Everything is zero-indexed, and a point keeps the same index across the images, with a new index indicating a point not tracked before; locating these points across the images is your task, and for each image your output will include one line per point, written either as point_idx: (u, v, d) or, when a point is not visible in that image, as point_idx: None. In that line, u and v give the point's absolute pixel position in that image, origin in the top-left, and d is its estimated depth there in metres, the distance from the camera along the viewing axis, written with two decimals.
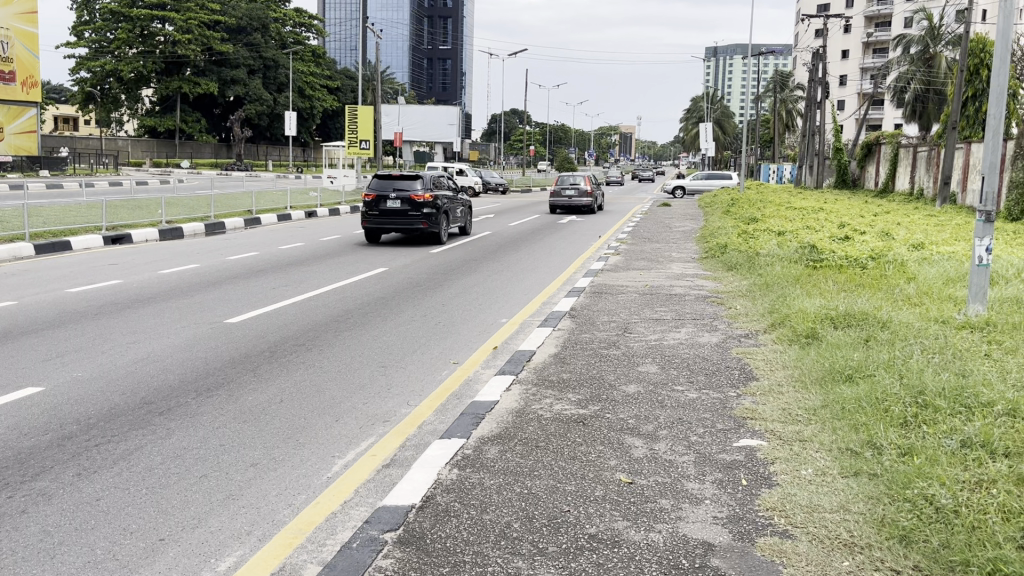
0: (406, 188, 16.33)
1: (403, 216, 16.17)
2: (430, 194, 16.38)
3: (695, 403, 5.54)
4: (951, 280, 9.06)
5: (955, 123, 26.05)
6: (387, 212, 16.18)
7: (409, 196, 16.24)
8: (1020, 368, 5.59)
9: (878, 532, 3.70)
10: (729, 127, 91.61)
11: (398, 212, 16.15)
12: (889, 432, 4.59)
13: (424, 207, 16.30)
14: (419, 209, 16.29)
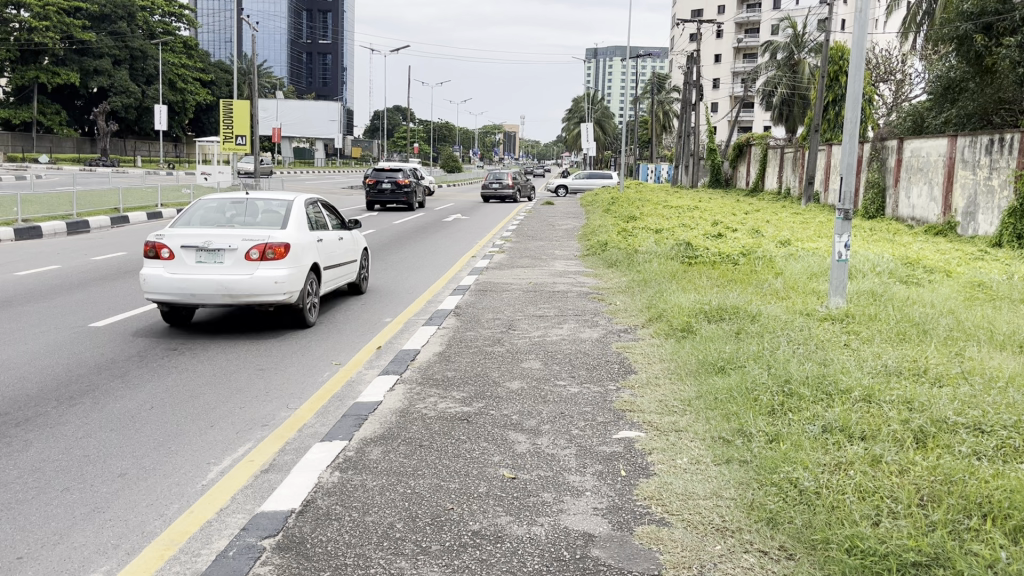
0: (393, 176, 26.44)
1: (393, 193, 26.27)
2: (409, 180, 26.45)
3: (577, 397, 5.64)
4: (815, 275, 9.59)
5: (818, 126, 27.55)
6: (382, 191, 26.24)
7: (396, 181, 26.30)
8: (875, 357, 5.98)
9: (748, 515, 3.88)
10: (608, 127, 93.69)
11: (389, 191, 26.16)
12: (758, 420, 4.81)
13: (405, 189, 26.33)
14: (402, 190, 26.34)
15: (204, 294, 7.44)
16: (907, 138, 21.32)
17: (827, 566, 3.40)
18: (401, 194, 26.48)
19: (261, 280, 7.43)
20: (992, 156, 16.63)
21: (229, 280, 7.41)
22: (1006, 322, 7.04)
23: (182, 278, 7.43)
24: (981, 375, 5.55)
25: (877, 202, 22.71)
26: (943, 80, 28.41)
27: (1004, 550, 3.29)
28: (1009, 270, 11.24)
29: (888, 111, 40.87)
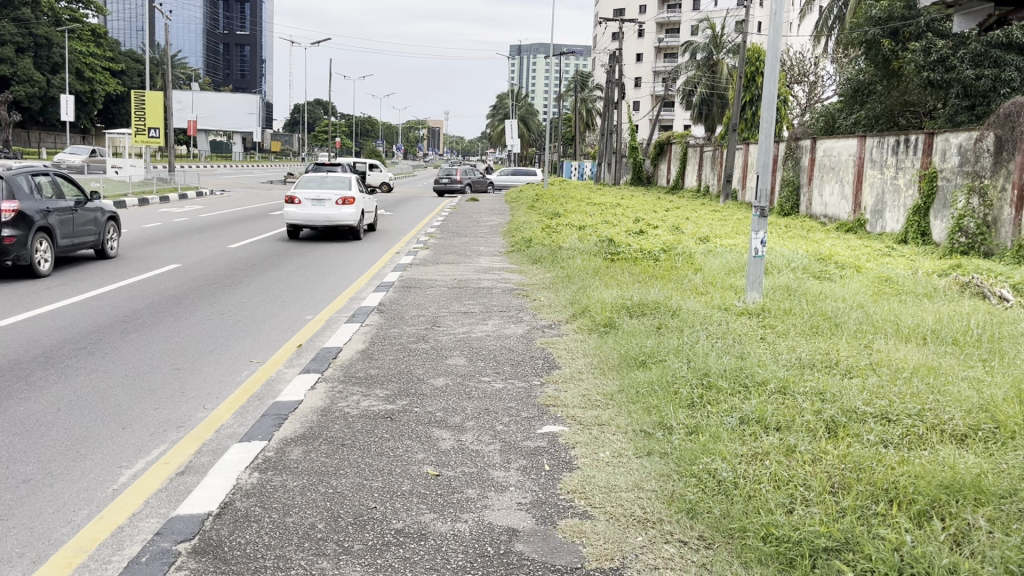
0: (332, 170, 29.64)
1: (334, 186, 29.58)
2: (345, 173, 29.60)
3: (501, 393, 5.65)
4: (732, 271, 9.84)
5: (734, 126, 28.22)
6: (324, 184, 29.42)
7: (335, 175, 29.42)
8: (789, 350, 6.17)
9: (668, 506, 3.96)
10: (532, 124, 94.23)
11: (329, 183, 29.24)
12: (678, 413, 4.91)
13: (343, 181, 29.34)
14: None
15: (318, 220, 15.53)
16: (820, 138, 22.06)
17: (743, 554, 3.51)
18: None
19: (343, 214, 15.56)
20: (899, 156, 17.32)
21: (329, 214, 15.52)
22: (910, 315, 7.36)
23: (307, 213, 15.51)
24: (888, 367, 5.78)
25: (792, 200, 23.45)
26: (852, 83, 29.30)
27: (908, 534, 3.47)
28: (914, 265, 11.72)
29: (801, 112, 42.17)
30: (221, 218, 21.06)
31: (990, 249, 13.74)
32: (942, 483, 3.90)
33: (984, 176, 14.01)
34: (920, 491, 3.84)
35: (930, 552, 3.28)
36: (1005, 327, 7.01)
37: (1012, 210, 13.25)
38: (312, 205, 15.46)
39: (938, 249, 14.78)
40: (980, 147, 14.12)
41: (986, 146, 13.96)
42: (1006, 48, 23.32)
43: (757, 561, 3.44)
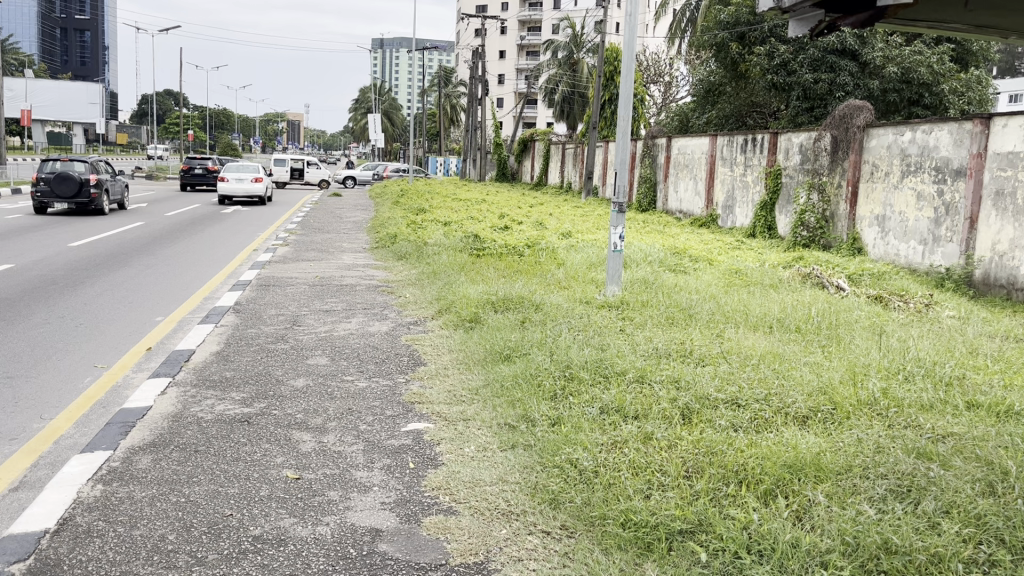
0: (204, 163, 33.20)
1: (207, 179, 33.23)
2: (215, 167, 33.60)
3: (365, 392, 5.55)
4: (593, 265, 10.07)
5: (595, 124, 28.87)
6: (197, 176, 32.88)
7: (207, 168, 33.18)
8: (646, 340, 6.38)
9: (531, 498, 4.01)
10: (397, 119, 93.25)
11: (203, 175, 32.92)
12: (541, 405, 4.99)
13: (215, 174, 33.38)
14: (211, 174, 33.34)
15: (241, 192, 25.30)
16: (674, 136, 22.93)
17: (604, 541, 3.61)
18: (211, 177, 33.32)
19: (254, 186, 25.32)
20: (747, 154, 18.25)
21: (248, 187, 25.18)
22: (758, 305, 7.77)
23: (233, 188, 25.28)
24: (738, 354, 6.07)
25: (650, 196, 24.31)
26: (704, 84, 30.05)
27: (756, 513, 3.68)
28: (761, 258, 12.37)
29: (658, 112, 43.63)
30: (61, 214, 19.69)
31: (829, 242, 14.75)
32: (786, 462, 4.15)
33: (822, 173, 14.93)
34: (766, 471, 4.07)
35: (774, 529, 3.51)
36: (841, 314, 7.52)
37: (848, 206, 14.23)
38: (237, 181, 25.16)
39: (783, 243, 15.68)
40: (819, 146, 15.00)
41: (824, 146, 14.86)
42: (840, 55, 24.97)
43: (617, 546, 3.56)
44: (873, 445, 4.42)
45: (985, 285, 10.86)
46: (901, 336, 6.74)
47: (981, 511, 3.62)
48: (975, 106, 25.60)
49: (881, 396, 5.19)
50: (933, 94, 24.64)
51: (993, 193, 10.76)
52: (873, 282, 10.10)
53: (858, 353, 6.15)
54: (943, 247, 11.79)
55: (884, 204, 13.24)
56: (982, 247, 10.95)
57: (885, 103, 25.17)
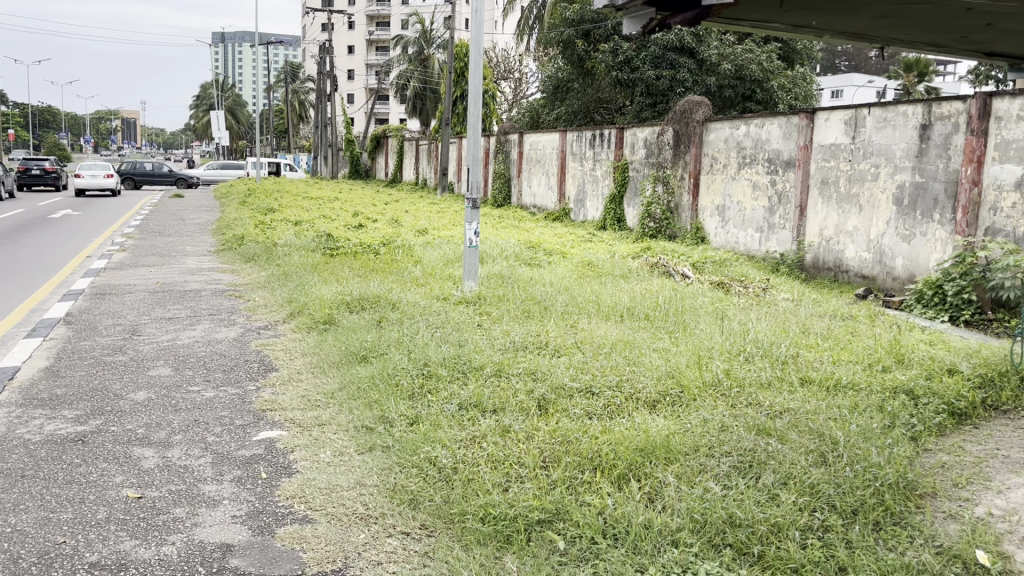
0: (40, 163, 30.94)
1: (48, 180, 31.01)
2: (54, 167, 31.31)
3: (212, 402, 5.31)
4: (450, 262, 10.05)
5: (448, 120, 28.75)
6: (32, 176, 30.60)
7: (43, 168, 30.89)
8: (503, 334, 6.43)
9: (390, 500, 3.95)
10: (242, 116, 89.79)
11: (39, 176, 30.68)
12: (398, 405, 4.93)
13: (52, 174, 31.13)
14: (49, 175, 31.05)
15: (96, 186, 29.26)
16: (526, 132, 23.22)
17: (463, 537, 3.61)
18: (48, 177, 31.06)
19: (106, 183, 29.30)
20: (596, 149, 18.76)
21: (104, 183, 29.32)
22: (609, 295, 8.00)
23: (88, 182, 29.18)
24: (591, 344, 6.22)
25: (505, 191, 24.56)
26: (552, 81, 30.51)
27: (610, 498, 3.79)
28: (612, 249, 12.77)
29: (509, 108, 43.99)
30: None
31: (674, 232, 15.40)
32: (637, 446, 4.29)
33: (666, 166, 15.53)
34: (619, 457, 4.19)
35: (628, 512, 3.63)
36: (686, 301, 7.85)
37: (691, 197, 14.89)
38: (92, 176, 29.21)
39: (632, 234, 16.23)
40: (662, 141, 15.58)
41: (666, 140, 15.47)
42: (680, 52, 26.00)
43: (477, 541, 3.57)
44: (718, 424, 4.63)
45: (815, 268, 11.70)
46: (740, 319, 7.12)
47: (814, 480, 3.88)
48: (801, 102, 27.31)
49: (723, 377, 5.47)
50: (765, 90, 26.17)
51: (820, 182, 11.54)
52: (716, 269, 10.60)
53: (702, 337, 6.45)
54: (777, 234, 12.57)
55: (724, 194, 13.95)
56: (811, 232, 11.74)
57: (722, 98, 26.41)
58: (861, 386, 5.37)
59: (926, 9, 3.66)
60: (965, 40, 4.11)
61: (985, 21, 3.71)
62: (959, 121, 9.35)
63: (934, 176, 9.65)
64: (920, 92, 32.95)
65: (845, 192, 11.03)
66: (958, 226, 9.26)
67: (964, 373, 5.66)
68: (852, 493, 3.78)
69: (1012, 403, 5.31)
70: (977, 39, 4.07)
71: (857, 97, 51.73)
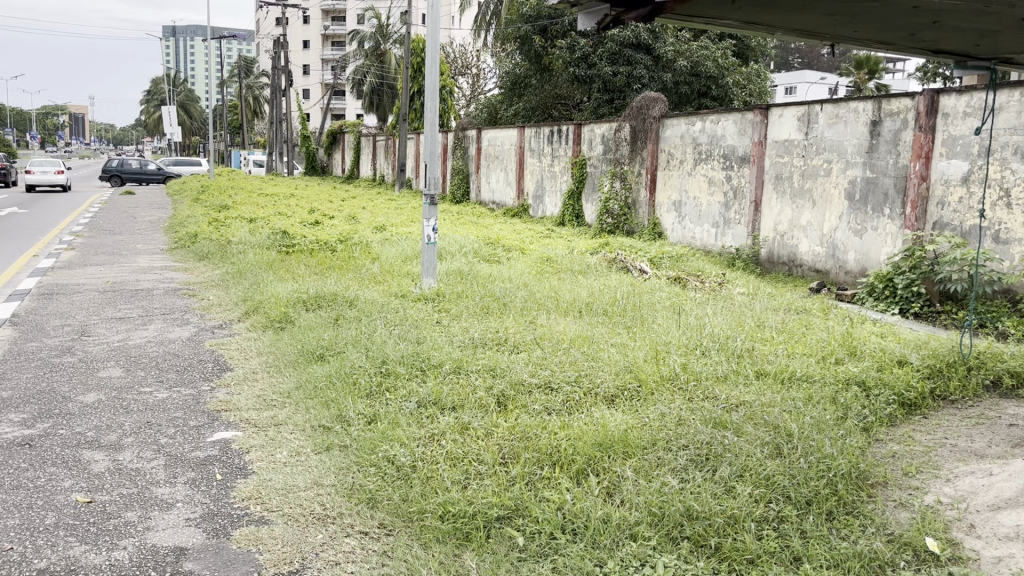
0: None
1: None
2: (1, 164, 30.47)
3: (165, 403, 5.22)
4: (408, 258, 9.99)
5: (405, 116, 28.51)
6: None
7: None
8: (462, 331, 6.42)
9: (348, 499, 3.92)
10: (195, 112, 88.28)
11: None
12: (356, 403, 4.89)
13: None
14: None
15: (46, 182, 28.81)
16: (483, 128, 23.18)
17: (422, 535, 3.59)
18: None
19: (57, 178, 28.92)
20: (554, 145, 18.80)
21: (54, 179, 28.91)
22: (567, 291, 8.01)
23: (39, 178, 28.74)
24: (550, 340, 6.24)
25: (463, 187, 24.51)
26: (510, 77, 30.48)
27: (569, 493, 3.80)
28: (570, 245, 12.82)
29: (466, 104, 43.85)
30: None
31: (632, 228, 15.49)
32: (596, 441, 4.31)
33: (624, 162, 15.61)
34: (578, 452, 4.21)
35: (586, 507, 3.64)
36: (644, 296, 7.91)
37: (648, 193, 15.00)
38: (42, 173, 28.79)
39: (591, 229, 16.30)
40: (619, 137, 15.68)
41: (624, 136, 15.55)
42: (636, 49, 26.18)
43: (436, 539, 3.55)
44: (675, 418, 4.68)
45: (770, 263, 11.87)
46: (697, 313, 7.20)
47: (770, 472, 3.94)
48: (755, 98, 27.66)
49: (680, 370, 5.52)
50: (720, 87, 26.47)
51: (774, 178, 11.71)
52: (673, 264, 10.69)
53: (659, 332, 6.50)
54: (732, 229, 12.72)
55: (680, 190, 14.08)
56: (765, 227, 11.91)
57: (678, 95, 26.60)
58: (815, 377, 5.46)
59: (875, 7, 3.71)
60: (912, 38, 4.18)
61: (932, 19, 3.78)
62: (907, 118, 9.54)
63: (884, 171, 9.84)
64: (871, 88, 33.56)
65: (799, 187, 11.20)
66: (907, 220, 9.46)
67: (913, 364, 5.79)
68: (806, 484, 3.85)
69: (959, 393, 5.45)
70: (924, 37, 4.14)
71: (810, 94, 52.58)
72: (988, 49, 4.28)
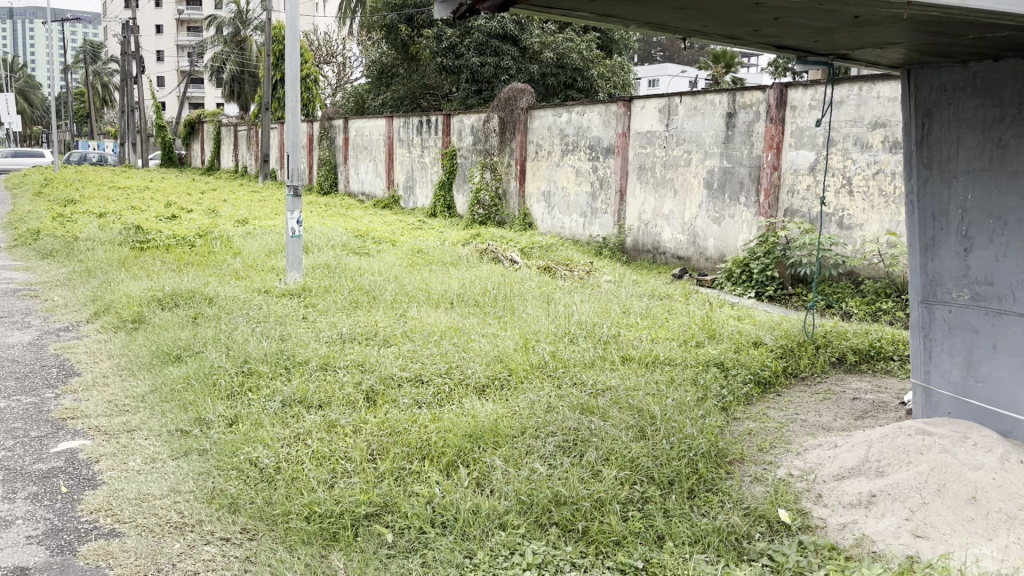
0: None
1: None
2: None
3: (2, 414, 4.84)
4: (272, 253, 9.70)
5: (268, 106, 27.45)
6: None
7: None
8: (329, 326, 6.28)
9: (208, 505, 3.75)
10: (38, 99, 82.22)
11: None
12: (216, 405, 4.69)
13: None
14: None
15: None
16: (351, 118, 22.74)
17: (287, 538, 3.48)
18: None
19: None
20: (423, 136, 18.68)
21: None
22: (438, 283, 7.96)
23: None
24: (421, 332, 6.18)
25: (331, 178, 23.98)
26: (377, 65, 29.95)
27: (438, 486, 3.78)
28: (441, 236, 12.76)
29: (333, 93, 42.80)
30: None
31: (503, 218, 15.57)
32: (466, 432, 4.30)
33: (493, 153, 15.67)
34: (448, 443, 4.19)
35: (455, 499, 3.63)
36: (514, 286, 7.95)
37: (517, 183, 15.11)
38: None
39: (462, 220, 16.29)
40: (489, 128, 15.74)
41: (492, 127, 15.62)
42: (503, 40, 26.33)
43: (301, 541, 3.45)
44: (544, 405, 4.74)
45: (635, 251, 12.20)
46: (566, 301, 7.32)
47: (634, 454, 4.04)
48: (620, 90, 28.29)
49: (549, 358, 5.60)
50: (586, 79, 26.63)
51: (638, 169, 12.05)
52: (542, 254, 10.84)
53: (528, 321, 6.57)
54: (599, 218, 13.01)
55: (549, 180, 14.27)
56: (630, 217, 12.24)
57: (545, 86, 26.81)
58: (678, 361, 5.65)
59: (722, 3, 3.82)
60: (757, 32, 4.36)
61: (773, 15, 3.95)
62: (759, 110, 10.02)
63: (740, 161, 10.30)
64: (728, 82, 34.93)
65: (661, 177, 11.57)
66: (761, 208, 9.93)
67: (768, 345, 6.08)
68: (669, 464, 3.97)
69: (809, 369, 5.78)
70: (767, 32, 4.33)
71: (672, 86, 54.32)
72: (825, 45, 4.51)
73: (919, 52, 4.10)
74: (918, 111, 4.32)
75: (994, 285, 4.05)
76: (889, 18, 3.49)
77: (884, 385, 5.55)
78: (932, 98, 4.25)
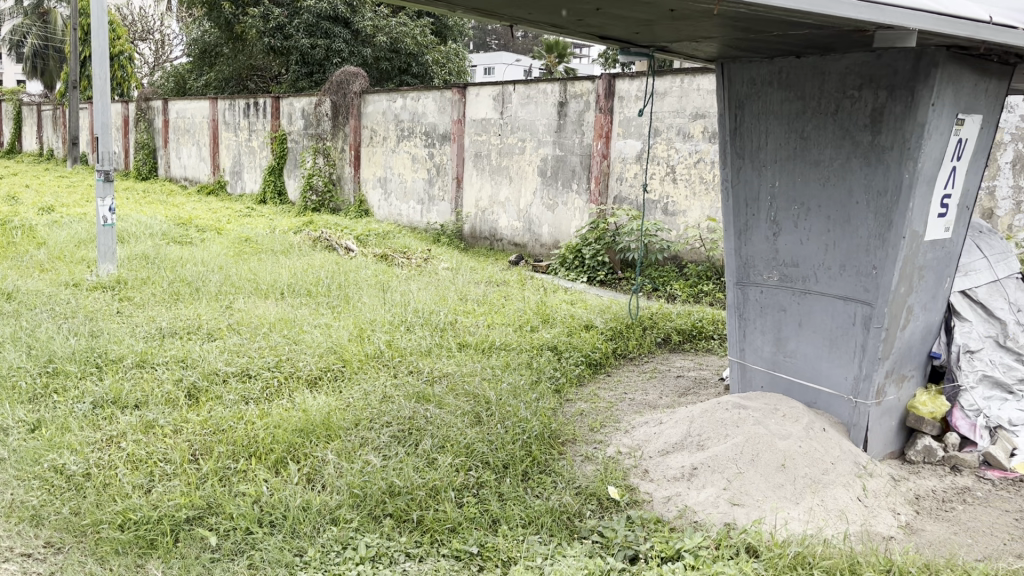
0: None
1: None
2: None
3: None
4: (81, 243, 8.98)
5: (76, 84, 25.27)
6: None
7: None
8: (146, 321, 5.88)
9: (6, 519, 3.42)
10: None
11: None
12: (15, 410, 4.28)
13: None
14: None
15: None
16: (171, 99, 21.45)
17: (98, 549, 3.22)
18: None
19: None
20: (250, 119, 17.93)
21: None
22: (266, 272, 7.66)
23: None
24: (248, 325, 5.92)
25: (151, 163, 22.56)
26: (199, 44, 28.41)
27: (266, 484, 3.63)
28: (271, 224, 12.29)
29: (151, 72, 40.16)
30: None
31: (338, 205, 15.20)
32: (297, 427, 4.16)
33: (325, 138, 15.25)
34: (277, 440, 4.03)
35: (285, 497, 3.50)
36: (349, 275, 7.78)
37: (352, 169, 14.80)
38: None
39: (294, 207, 15.75)
40: (320, 112, 15.30)
41: (325, 111, 15.19)
42: (333, 21, 25.73)
43: (114, 551, 3.21)
44: (379, 395, 4.66)
45: (473, 237, 12.26)
46: (401, 289, 7.23)
47: (469, 440, 4.05)
48: (455, 76, 28.29)
49: (385, 348, 5.51)
50: (420, 64, 26.62)
51: (474, 156, 12.11)
52: (378, 241, 10.67)
53: (363, 310, 6.44)
54: (436, 205, 12.97)
55: (384, 166, 14.07)
56: (467, 203, 12.29)
57: (379, 70, 26.44)
58: (513, 345, 5.72)
59: None
60: (580, 22, 4.44)
61: (596, 6, 4.03)
62: (589, 99, 10.29)
63: (571, 150, 10.56)
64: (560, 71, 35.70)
65: (496, 164, 11.68)
66: (592, 195, 10.24)
67: (598, 328, 6.27)
68: (502, 448, 4.01)
69: (637, 350, 6.01)
70: (590, 22, 4.42)
71: (506, 75, 54.91)
72: (646, 37, 4.67)
73: (731, 47, 4.32)
74: (732, 104, 4.57)
75: (799, 267, 4.34)
76: (702, 12, 3.65)
77: (705, 362, 5.87)
78: (743, 91, 4.49)
